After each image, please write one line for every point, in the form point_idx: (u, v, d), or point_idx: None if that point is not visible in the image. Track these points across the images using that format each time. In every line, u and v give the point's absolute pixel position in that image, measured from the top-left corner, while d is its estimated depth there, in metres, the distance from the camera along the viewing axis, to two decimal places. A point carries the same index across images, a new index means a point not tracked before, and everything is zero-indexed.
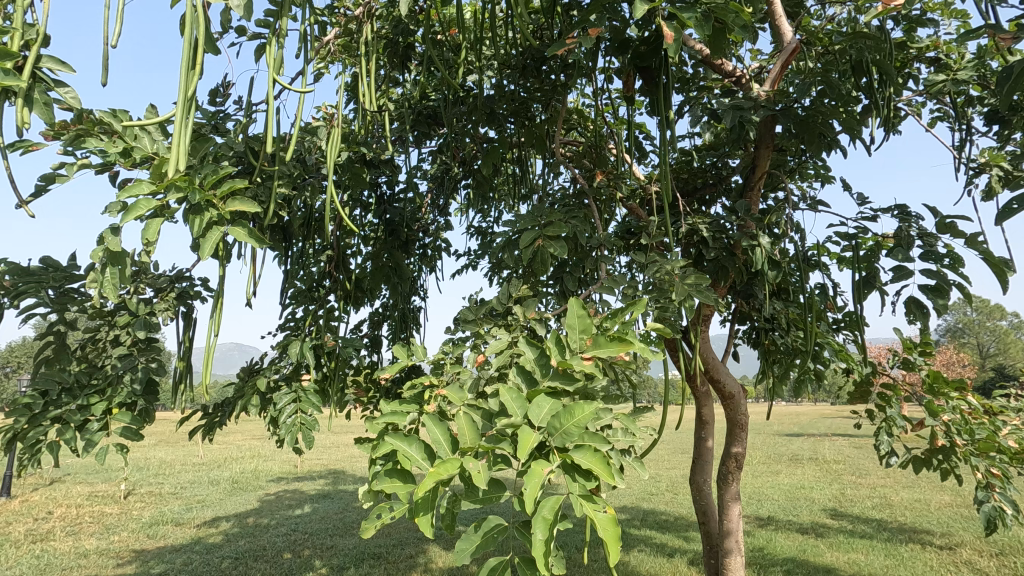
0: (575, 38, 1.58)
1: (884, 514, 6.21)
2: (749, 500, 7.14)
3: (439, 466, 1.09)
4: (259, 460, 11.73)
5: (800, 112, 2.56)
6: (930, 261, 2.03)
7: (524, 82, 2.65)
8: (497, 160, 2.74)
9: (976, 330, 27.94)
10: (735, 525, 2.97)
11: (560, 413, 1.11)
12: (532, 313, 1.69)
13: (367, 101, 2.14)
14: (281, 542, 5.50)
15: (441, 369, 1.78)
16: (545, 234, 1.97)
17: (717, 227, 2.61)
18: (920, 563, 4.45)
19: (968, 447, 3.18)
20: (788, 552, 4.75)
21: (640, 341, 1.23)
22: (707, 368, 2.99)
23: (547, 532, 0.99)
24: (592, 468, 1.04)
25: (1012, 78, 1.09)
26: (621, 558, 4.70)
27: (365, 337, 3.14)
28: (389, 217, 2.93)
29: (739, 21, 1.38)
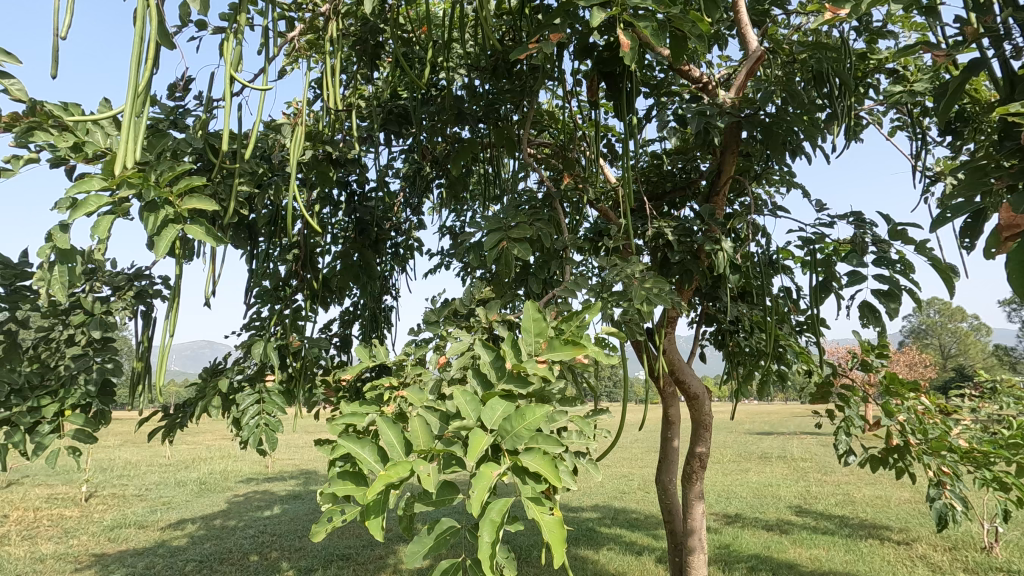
0: (537, 43, 1.60)
1: (846, 510, 6.39)
2: (718, 498, 7.26)
3: (389, 469, 1.10)
4: (229, 461, 11.53)
5: (764, 119, 2.63)
6: (883, 267, 2.09)
7: (495, 83, 2.66)
8: (467, 160, 2.75)
9: (939, 331, 28.89)
10: (698, 523, 3.02)
11: (512, 416, 1.13)
12: (495, 315, 1.70)
13: (333, 100, 2.12)
14: (248, 544, 5.41)
15: (404, 370, 1.77)
16: (510, 236, 1.97)
17: (683, 230, 2.65)
18: (878, 558, 4.59)
19: (922, 446, 3.30)
20: (753, 549, 4.85)
21: (593, 345, 1.26)
22: (672, 369, 3.03)
23: (494, 533, 1.00)
24: (541, 471, 1.06)
25: (947, 92, 1.13)
26: (591, 557, 4.74)
27: (335, 336, 3.12)
28: (359, 217, 2.90)
29: (697, 30, 1.40)
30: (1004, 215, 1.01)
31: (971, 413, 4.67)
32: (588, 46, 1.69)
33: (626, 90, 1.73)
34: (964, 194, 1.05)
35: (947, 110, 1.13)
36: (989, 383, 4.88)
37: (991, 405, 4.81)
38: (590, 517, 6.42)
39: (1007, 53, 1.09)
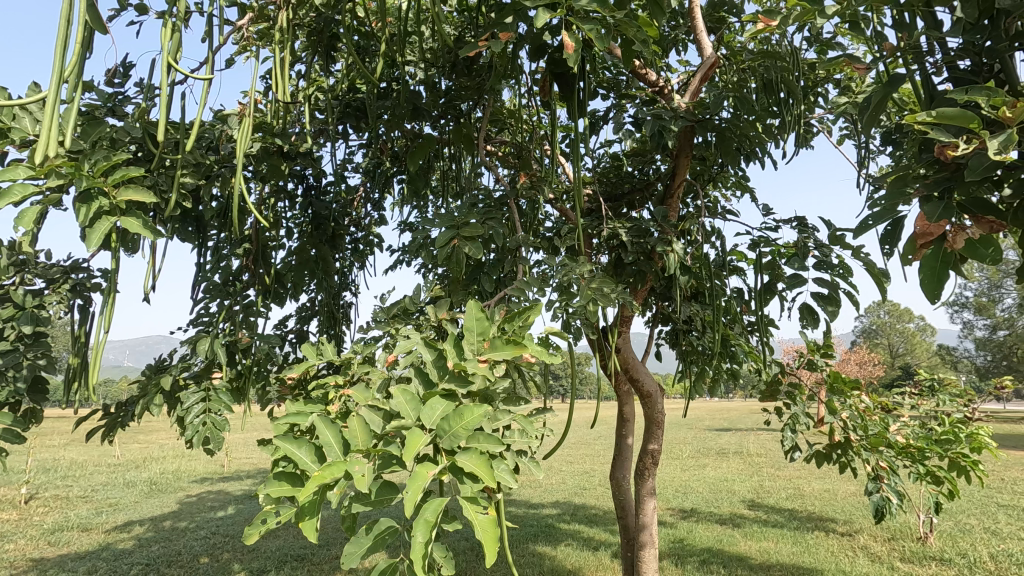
0: (487, 41, 1.64)
1: (796, 504, 6.63)
2: (676, 493, 7.44)
3: (324, 469, 1.08)
4: (182, 460, 11.16)
5: (718, 124, 2.70)
6: (824, 270, 2.17)
7: (453, 78, 2.63)
8: (424, 156, 2.72)
9: (887, 331, 30.22)
10: (650, 518, 3.08)
11: (450, 415, 1.12)
12: (444, 313, 1.68)
13: (282, 92, 2.07)
14: (199, 546, 5.26)
15: (350, 369, 1.75)
16: (462, 235, 1.97)
17: (638, 232, 2.69)
18: (823, 549, 4.78)
19: (862, 442, 3.45)
20: (706, 542, 4.98)
21: (534, 345, 1.27)
22: (626, 368, 3.08)
23: (428, 534, 0.99)
24: (476, 471, 1.06)
25: (871, 105, 1.20)
26: (548, 552, 4.78)
27: (290, 332, 3.05)
28: (315, 211, 2.84)
29: (640, 35, 1.45)
30: (919, 223, 1.06)
31: (910, 409, 4.91)
32: (541, 47, 1.68)
33: (578, 91, 1.74)
34: (887, 200, 1.09)
35: (872, 120, 1.19)
36: (928, 380, 5.15)
37: (929, 403, 5.07)
38: (550, 513, 6.47)
39: (929, 69, 1.14)
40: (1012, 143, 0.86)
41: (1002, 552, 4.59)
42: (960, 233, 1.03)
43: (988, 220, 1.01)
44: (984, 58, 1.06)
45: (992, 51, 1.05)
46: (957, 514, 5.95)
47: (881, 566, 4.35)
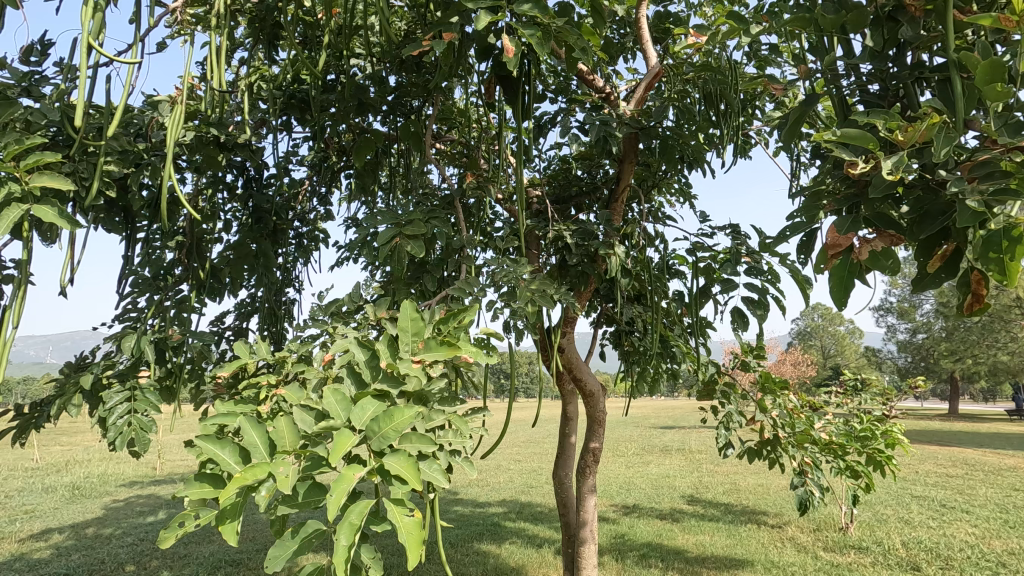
0: (431, 40, 1.63)
1: (731, 498, 6.93)
2: (619, 490, 7.63)
3: (246, 471, 1.05)
4: (109, 463, 10.54)
5: (660, 133, 2.78)
6: (754, 276, 2.28)
7: (401, 74, 2.60)
8: (369, 152, 2.68)
9: (821, 333, 31.97)
10: (590, 515, 3.15)
11: (380, 417, 1.11)
12: (383, 313, 1.66)
13: (217, 80, 1.99)
14: (125, 553, 4.99)
15: (285, 367, 1.70)
16: (404, 233, 1.96)
17: (583, 234, 2.74)
18: (754, 541, 5.02)
19: (789, 439, 3.64)
20: (646, 537, 5.14)
21: (467, 346, 1.28)
22: (569, 368, 3.13)
23: (352, 537, 0.98)
24: (402, 474, 1.05)
25: (789, 122, 1.27)
26: (493, 551, 4.81)
27: (227, 329, 2.94)
28: (254, 204, 2.74)
29: (581, 43, 1.48)
30: (829, 236, 1.13)
31: (835, 407, 5.22)
32: (486, 48, 1.69)
33: (522, 93, 1.76)
34: (802, 213, 1.15)
35: (790, 136, 1.26)
36: (852, 380, 5.48)
37: (852, 401, 5.41)
38: (496, 512, 6.50)
39: (844, 91, 1.21)
40: (903, 165, 0.94)
41: (913, 540, 4.95)
42: (865, 246, 1.10)
43: (889, 234, 1.08)
44: (889, 84, 1.13)
45: (896, 78, 1.12)
46: (875, 505, 6.37)
47: (806, 556, 4.60)
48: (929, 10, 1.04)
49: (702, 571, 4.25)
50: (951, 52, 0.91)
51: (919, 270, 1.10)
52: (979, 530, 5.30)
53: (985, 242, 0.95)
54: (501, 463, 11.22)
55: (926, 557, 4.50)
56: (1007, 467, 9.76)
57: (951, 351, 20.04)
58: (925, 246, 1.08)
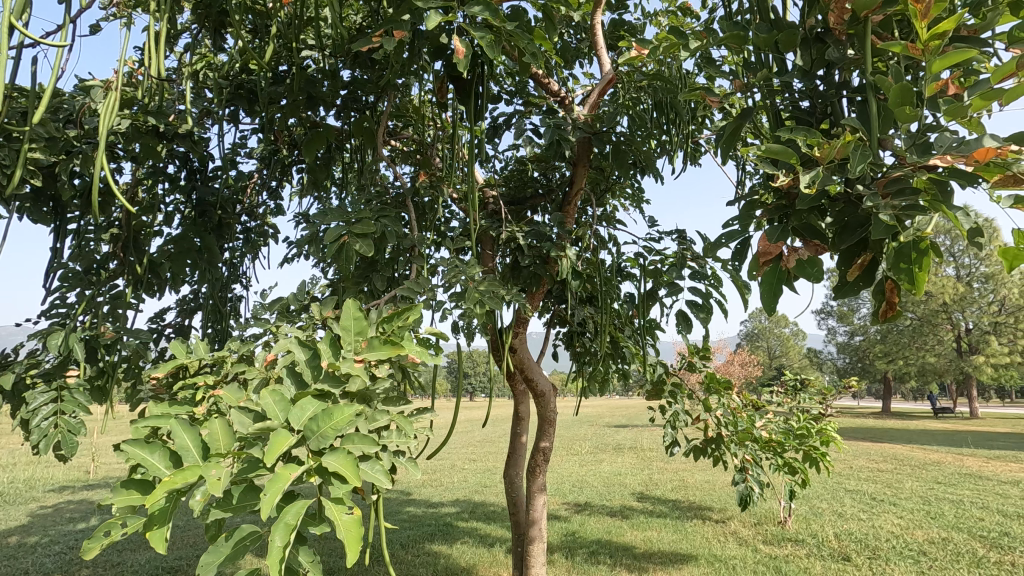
0: (381, 37, 1.62)
1: (678, 494, 7.14)
2: (572, 488, 7.75)
3: (175, 475, 1.02)
4: (37, 467, 9.91)
5: (611, 138, 2.83)
6: (698, 280, 2.37)
7: (354, 69, 2.56)
8: (320, 147, 2.61)
9: (767, 335, 33.33)
10: (539, 514, 3.19)
11: (319, 416, 1.08)
12: (328, 313, 1.63)
13: (154, 67, 1.90)
14: (51, 563, 4.71)
15: (224, 368, 1.65)
16: (353, 231, 1.93)
17: (535, 236, 2.78)
18: (699, 536, 5.19)
19: (731, 437, 3.79)
20: (596, 534, 5.24)
21: (411, 344, 1.27)
22: (521, 368, 3.16)
23: (287, 537, 0.94)
24: (340, 471, 1.03)
25: (726, 134, 1.33)
26: (444, 551, 4.80)
27: (167, 326, 2.82)
28: (198, 197, 2.63)
29: (531, 48, 1.50)
30: (761, 244, 1.17)
31: (777, 406, 5.46)
32: (439, 48, 1.68)
33: (476, 94, 1.76)
34: (738, 221, 1.20)
35: (727, 148, 1.32)
36: (793, 380, 5.76)
37: (792, 400, 5.68)
38: (448, 512, 6.48)
39: (778, 106, 1.27)
40: (821, 179, 1.00)
41: (844, 532, 5.23)
42: (792, 254, 1.14)
43: (814, 243, 1.13)
44: (818, 101, 1.19)
45: (824, 96, 1.19)
46: (812, 499, 6.69)
47: (747, 549, 4.79)
48: (852, 33, 1.11)
49: (648, 567, 4.36)
50: (867, 75, 0.96)
51: (841, 278, 1.16)
52: (904, 521, 5.65)
53: (897, 253, 1.02)
54: (456, 462, 11.17)
55: (855, 547, 4.76)
56: (930, 461, 10.45)
57: (885, 353, 21.26)
58: (847, 255, 1.14)
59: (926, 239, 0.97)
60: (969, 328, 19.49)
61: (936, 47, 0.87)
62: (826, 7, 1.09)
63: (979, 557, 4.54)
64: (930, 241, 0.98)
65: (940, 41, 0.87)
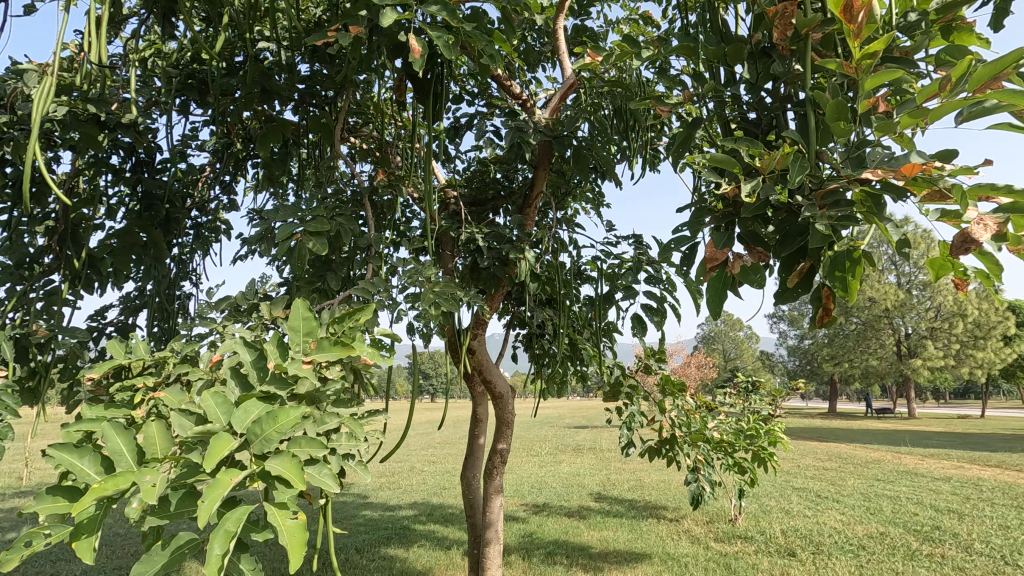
0: (337, 32, 1.59)
1: (635, 494, 7.28)
2: (531, 489, 7.79)
3: (106, 481, 0.96)
4: None
5: (571, 143, 2.86)
6: (652, 285, 2.43)
7: (312, 62, 2.50)
8: (276, 142, 2.54)
9: (723, 338, 34.35)
10: (496, 516, 3.18)
11: (263, 419, 1.04)
12: (278, 312, 1.59)
13: (94, 52, 1.79)
14: None
15: (166, 369, 1.58)
16: (306, 229, 1.88)
17: (494, 237, 2.79)
18: (653, 534, 5.30)
19: (684, 437, 3.88)
20: (554, 535, 5.28)
21: (362, 345, 1.25)
22: (479, 369, 3.15)
23: (226, 544, 0.90)
24: (284, 475, 0.99)
25: (675, 142, 1.36)
26: (400, 555, 4.74)
27: (108, 325, 2.68)
28: (143, 189, 2.51)
29: (489, 50, 1.50)
30: (709, 250, 1.20)
31: (729, 407, 5.63)
32: (398, 47, 1.66)
33: (435, 93, 1.74)
34: (688, 228, 1.22)
35: (677, 156, 1.35)
36: (745, 382, 5.96)
37: (743, 401, 5.87)
38: (405, 515, 6.40)
39: (728, 116, 1.31)
40: (762, 188, 1.03)
41: (790, 528, 5.43)
42: (738, 260, 1.18)
43: (758, 250, 1.17)
44: (764, 114, 1.24)
45: (769, 109, 1.24)
46: (761, 497, 6.92)
47: (699, 547, 4.92)
48: (795, 50, 1.14)
49: (603, 566, 4.42)
50: (807, 90, 1.01)
51: (784, 284, 1.20)
52: (846, 517, 5.91)
53: (833, 261, 1.06)
54: (415, 465, 11.06)
55: (800, 543, 4.96)
56: (870, 460, 11.00)
57: (831, 356, 22.23)
58: (789, 262, 1.18)
59: (860, 248, 1.02)
60: (908, 333, 20.59)
61: (868, 66, 0.92)
62: (772, 23, 1.13)
63: (912, 550, 4.79)
64: (863, 251, 1.03)
65: (871, 61, 0.92)
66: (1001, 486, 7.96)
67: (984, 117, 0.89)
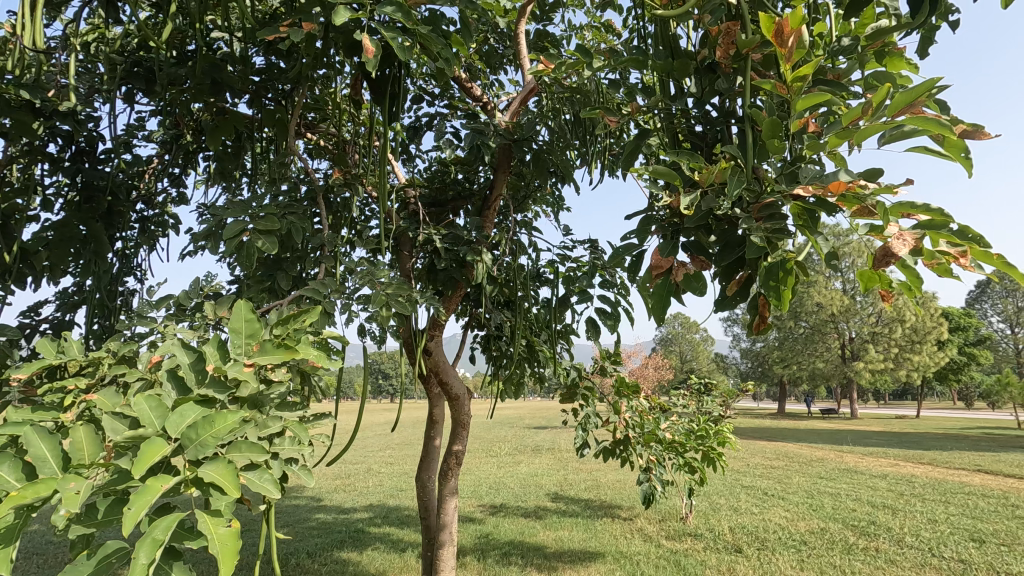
0: (289, 27, 1.56)
1: (591, 494, 7.38)
2: (490, 489, 7.80)
3: (25, 489, 0.92)
4: None
5: (531, 148, 2.88)
6: (607, 289, 2.48)
7: (266, 55, 2.43)
8: (227, 135, 2.46)
9: (680, 340, 35.23)
10: (450, 517, 3.18)
11: (199, 423, 1.01)
12: (222, 313, 1.54)
13: (29, 37, 1.69)
14: None
15: (102, 370, 1.51)
16: (255, 228, 1.84)
17: (451, 239, 2.79)
18: (607, 533, 5.39)
19: (638, 438, 3.97)
20: (510, 535, 5.30)
21: (305, 349, 1.23)
22: (435, 370, 3.13)
23: (152, 554, 0.87)
24: (217, 481, 0.97)
25: (625, 152, 1.38)
26: (353, 558, 4.67)
27: (43, 321, 2.55)
28: (82, 180, 2.39)
29: (446, 53, 1.51)
30: (654, 258, 1.22)
31: (682, 408, 5.78)
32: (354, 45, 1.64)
33: (391, 94, 1.72)
34: (635, 236, 1.24)
35: (626, 165, 1.37)
36: (698, 383, 6.14)
37: (696, 402, 6.04)
38: (360, 518, 6.30)
39: (675, 129, 1.35)
40: (700, 201, 1.07)
41: (738, 525, 5.62)
42: (681, 268, 1.21)
43: (699, 259, 1.20)
44: (709, 128, 1.29)
45: (713, 124, 1.28)
46: (712, 496, 7.15)
47: (650, 545, 5.04)
48: (736, 68, 1.19)
49: (557, 566, 4.47)
50: (745, 108, 1.05)
51: (724, 292, 1.25)
52: (790, 514, 6.16)
53: (766, 271, 1.11)
54: (372, 466, 10.90)
55: (746, 540, 5.14)
56: (814, 458, 11.51)
57: (781, 359, 23.10)
58: (727, 271, 1.22)
59: (791, 260, 1.07)
60: (852, 337, 21.61)
61: (798, 88, 0.97)
62: (715, 42, 1.17)
63: (849, 544, 5.03)
64: (794, 262, 1.08)
65: (802, 83, 0.97)
66: (931, 482, 8.45)
67: (904, 139, 0.94)
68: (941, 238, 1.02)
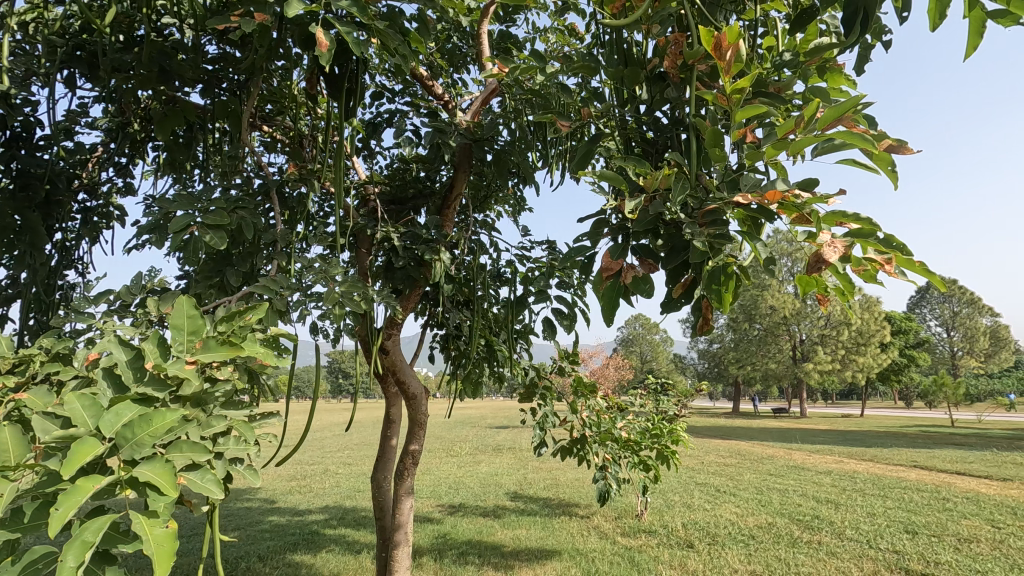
0: (240, 18, 1.52)
1: (550, 493, 7.44)
2: (449, 489, 7.77)
3: None
4: None
5: (492, 149, 2.89)
6: (563, 290, 2.51)
7: (219, 43, 2.35)
8: (175, 126, 2.37)
9: (640, 340, 35.91)
10: (405, 517, 3.15)
11: (135, 422, 0.98)
12: (165, 309, 1.49)
13: None
14: None
15: (33, 367, 1.43)
16: (203, 222, 1.78)
17: (409, 238, 2.77)
18: (565, 531, 5.45)
19: (594, 436, 4.03)
20: (467, 534, 5.30)
21: (250, 346, 1.20)
22: (392, 369, 3.10)
23: (81, 557, 0.84)
24: (153, 480, 0.94)
25: (578, 154, 1.38)
26: (307, 561, 4.57)
27: None
28: (18, 166, 2.25)
29: (403, 49, 1.50)
30: (605, 260, 1.24)
31: (639, 407, 5.90)
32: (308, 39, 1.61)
33: (347, 90, 1.69)
34: (587, 237, 1.26)
35: (579, 166, 1.38)
36: (654, 383, 6.27)
37: (652, 401, 6.18)
38: (315, 520, 6.17)
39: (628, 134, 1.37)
40: (646, 205, 1.10)
41: (690, 522, 5.78)
42: (630, 270, 1.23)
43: (648, 262, 1.23)
44: (659, 134, 1.32)
45: (663, 130, 1.31)
46: (667, 493, 7.32)
47: (606, 542, 5.12)
48: (685, 78, 1.22)
49: (514, 565, 4.49)
50: (690, 116, 1.08)
51: (672, 294, 1.28)
52: (740, 510, 6.38)
53: (710, 274, 1.14)
54: (328, 467, 10.68)
55: (698, 535, 5.30)
56: (765, 456, 11.93)
57: (736, 360, 23.84)
58: (674, 273, 1.26)
59: (731, 264, 1.11)
60: (802, 340, 22.50)
61: (737, 99, 1.01)
62: (664, 51, 1.21)
63: (794, 538, 5.24)
64: (734, 267, 1.12)
65: (741, 96, 1.01)
66: (871, 478, 8.89)
67: (834, 151, 0.99)
68: (868, 246, 1.09)
